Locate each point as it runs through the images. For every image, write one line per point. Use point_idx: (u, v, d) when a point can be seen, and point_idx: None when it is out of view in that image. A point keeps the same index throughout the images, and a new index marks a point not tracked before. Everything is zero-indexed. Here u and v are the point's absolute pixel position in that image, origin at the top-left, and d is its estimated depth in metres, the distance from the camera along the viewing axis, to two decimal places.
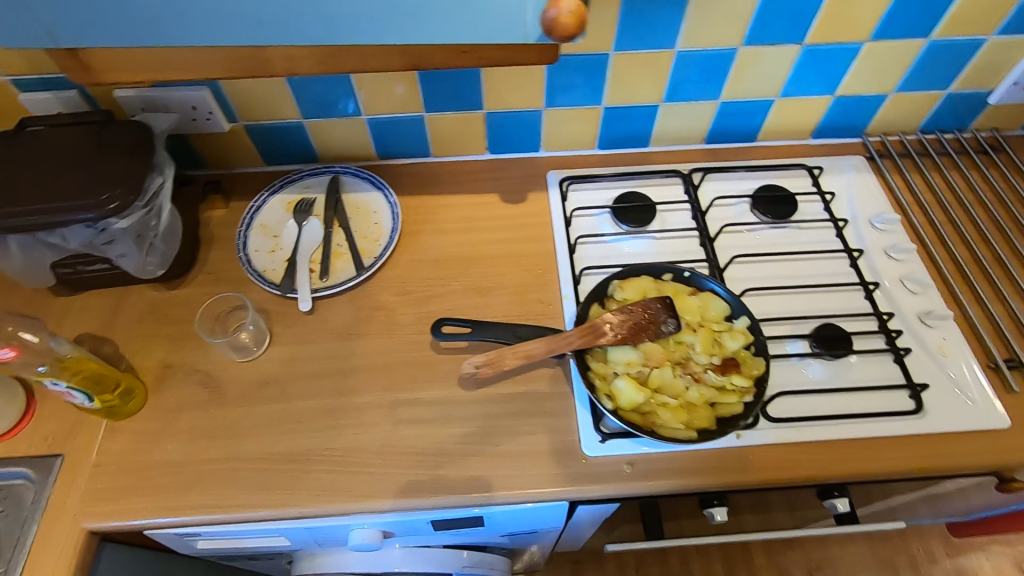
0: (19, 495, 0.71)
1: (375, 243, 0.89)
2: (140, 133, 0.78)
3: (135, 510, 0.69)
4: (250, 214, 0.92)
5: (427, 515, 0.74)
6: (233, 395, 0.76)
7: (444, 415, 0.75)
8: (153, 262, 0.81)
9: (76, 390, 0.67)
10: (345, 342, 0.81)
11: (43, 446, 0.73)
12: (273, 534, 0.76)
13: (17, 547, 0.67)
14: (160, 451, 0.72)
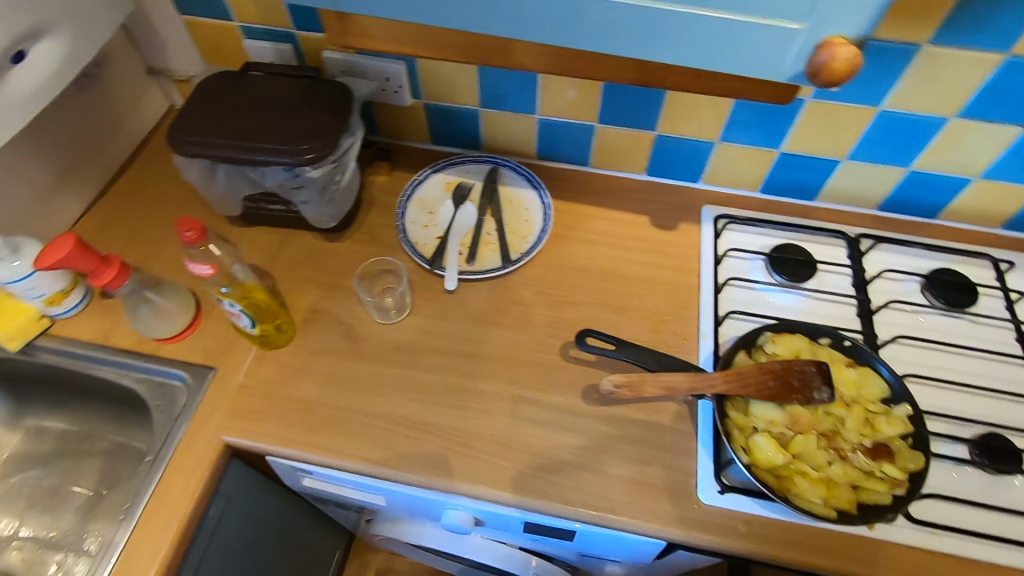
0: (175, 395, 0.78)
1: (524, 239, 0.91)
2: (342, 95, 0.84)
3: (267, 436, 0.74)
4: (412, 187, 0.96)
5: (525, 516, 0.74)
6: (369, 352, 0.80)
7: (563, 423, 0.75)
8: (328, 214, 0.86)
9: (245, 314, 0.73)
10: (478, 328, 0.83)
11: (200, 356, 0.79)
12: (374, 491, 0.80)
13: (167, 441, 0.73)
14: (297, 387, 0.77)
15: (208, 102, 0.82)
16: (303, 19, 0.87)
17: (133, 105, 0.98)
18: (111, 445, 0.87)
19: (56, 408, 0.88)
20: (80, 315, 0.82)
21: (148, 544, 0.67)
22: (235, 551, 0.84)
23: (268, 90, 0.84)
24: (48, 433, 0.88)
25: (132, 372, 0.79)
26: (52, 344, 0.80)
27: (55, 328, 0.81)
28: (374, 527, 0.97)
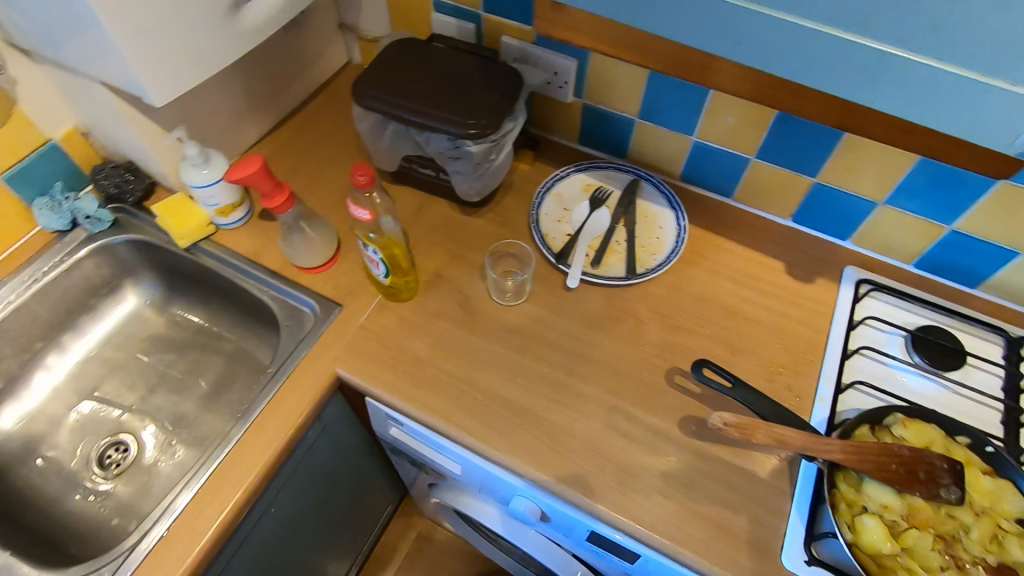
0: (303, 321, 0.84)
1: (652, 256, 0.91)
2: (514, 80, 0.86)
3: (375, 380, 0.78)
4: (553, 181, 0.98)
5: (594, 525, 0.73)
6: (481, 327, 0.83)
7: (654, 446, 0.74)
8: (475, 190, 0.89)
9: (383, 263, 0.77)
10: (589, 331, 0.83)
11: (331, 292, 0.85)
12: (454, 460, 0.82)
13: (289, 360, 0.80)
14: (411, 342, 0.81)
15: (393, 65, 0.88)
16: (524, 13, 0.90)
17: (321, 52, 1.07)
18: (234, 350, 0.95)
19: (197, 305, 0.97)
20: (239, 229, 0.91)
21: (255, 448, 0.73)
22: (316, 477, 0.90)
23: (448, 63, 0.88)
24: (185, 324, 0.97)
25: (272, 291, 0.87)
26: (213, 249, 0.89)
27: (217, 235, 0.90)
28: (436, 492, 1.01)
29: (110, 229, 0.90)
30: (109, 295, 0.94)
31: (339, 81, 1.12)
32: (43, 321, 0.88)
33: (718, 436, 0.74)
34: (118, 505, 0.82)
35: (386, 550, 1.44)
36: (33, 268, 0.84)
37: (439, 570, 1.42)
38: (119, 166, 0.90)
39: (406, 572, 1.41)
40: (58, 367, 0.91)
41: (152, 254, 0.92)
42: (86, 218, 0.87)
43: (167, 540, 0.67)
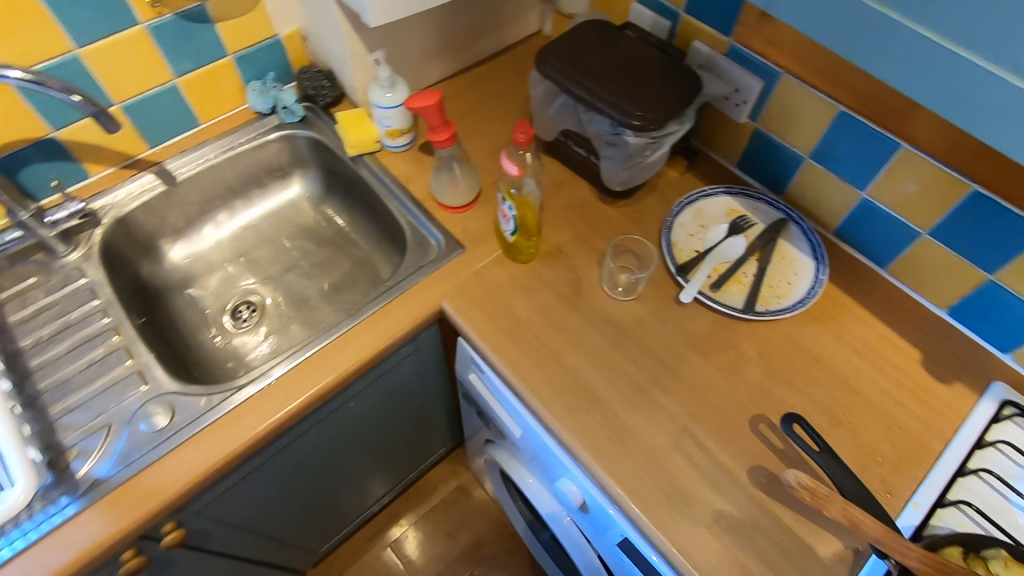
0: (427, 250, 0.91)
1: (776, 299, 0.86)
2: (693, 84, 0.85)
3: (473, 323, 0.83)
4: (698, 195, 0.96)
5: (629, 533, 0.74)
6: (583, 310, 0.85)
7: (715, 482, 0.72)
8: (619, 180, 0.89)
9: (513, 220, 0.81)
10: (686, 349, 0.82)
11: (459, 233, 0.91)
12: (518, 423, 0.86)
13: (405, 280, 0.86)
14: (514, 301, 0.85)
15: (580, 42, 0.90)
16: (725, 22, 0.87)
17: (518, 16, 1.11)
18: (362, 259, 1.04)
19: (344, 210, 1.07)
20: (399, 154, 0.99)
21: (356, 345, 0.81)
22: (393, 393, 0.97)
23: (633, 52, 0.89)
24: (330, 223, 1.08)
25: (409, 215, 0.94)
26: (373, 165, 0.98)
27: (380, 154, 0.99)
28: (491, 449, 1.05)
29: (298, 123, 1.02)
30: (279, 179, 1.07)
31: (525, 46, 1.16)
32: (226, 183, 1.02)
33: (785, 497, 0.71)
34: (234, 352, 0.95)
35: (427, 487, 1.53)
36: (233, 138, 0.99)
37: (466, 523, 1.48)
38: (322, 72, 1.01)
39: (438, 512, 1.49)
40: (225, 224, 1.05)
41: (323, 154, 1.03)
42: (282, 108, 1.00)
43: (268, 393, 0.76)
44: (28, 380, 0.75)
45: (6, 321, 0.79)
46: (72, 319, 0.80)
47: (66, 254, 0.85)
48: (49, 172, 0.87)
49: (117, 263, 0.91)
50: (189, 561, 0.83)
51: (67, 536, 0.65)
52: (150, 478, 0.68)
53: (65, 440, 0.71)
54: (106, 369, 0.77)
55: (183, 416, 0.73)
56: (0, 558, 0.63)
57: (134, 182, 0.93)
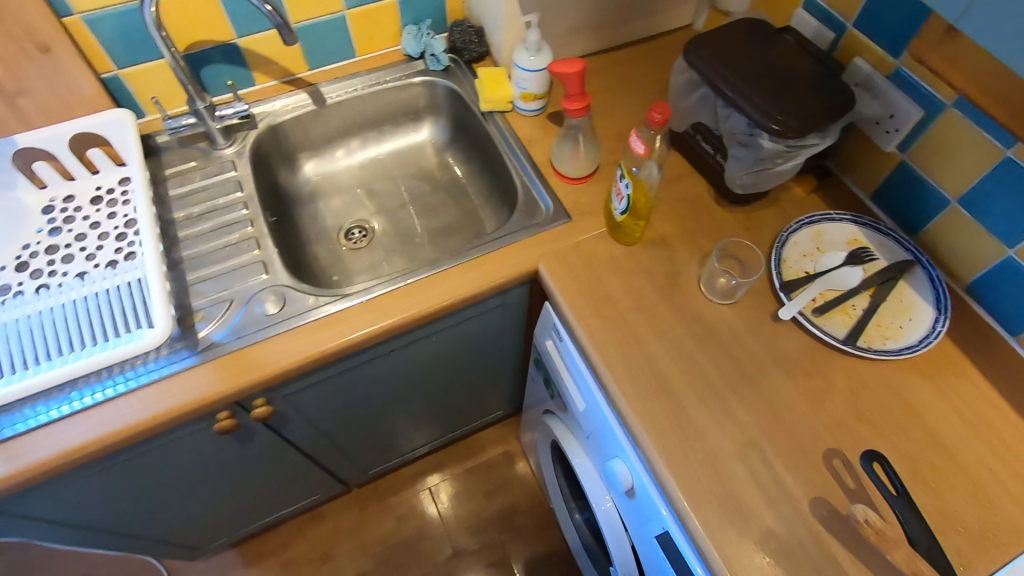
0: (534, 213, 0.93)
1: (883, 338, 0.81)
2: (845, 99, 0.81)
3: (564, 290, 0.85)
4: (821, 217, 0.91)
5: (671, 526, 0.74)
6: (674, 303, 0.84)
7: (772, 500, 0.70)
8: (742, 183, 0.88)
9: (627, 200, 0.81)
10: (772, 365, 0.80)
11: (569, 203, 0.93)
12: (584, 396, 0.88)
13: (508, 236, 0.90)
14: (608, 279, 0.86)
15: (732, 36, 0.88)
16: (896, 41, 0.82)
17: (673, 6, 1.11)
18: (471, 211, 1.09)
19: (464, 162, 1.13)
20: (528, 118, 1.02)
21: (452, 283, 0.85)
22: (471, 341, 1.02)
23: (786, 55, 0.85)
24: (449, 172, 1.14)
25: (525, 177, 0.97)
26: (501, 124, 1.02)
27: (510, 114, 1.02)
28: (549, 419, 1.08)
29: (441, 72, 1.08)
30: (412, 121, 1.14)
31: (672, 37, 1.15)
32: (367, 115, 1.10)
33: (843, 536, 0.68)
34: (341, 268, 1.02)
35: (475, 445, 1.58)
36: (381, 75, 1.07)
37: (504, 489, 1.53)
38: (473, 28, 1.06)
39: (480, 471, 1.55)
40: (356, 152, 1.13)
41: (458, 105, 1.08)
42: (430, 56, 1.05)
43: (366, 307, 0.82)
44: (175, 247, 0.86)
45: (167, 193, 0.91)
46: (219, 203, 0.91)
47: (223, 147, 0.96)
48: (225, 74, 0.98)
49: (262, 165, 1.02)
50: (266, 440, 0.93)
51: (182, 383, 0.74)
52: (255, 353, 0.77)
53: (194, 303, 0.81)
54: (237, 253, 0.86)
55: (292, 308, 0.81)
56: (124, 387, 0.73)
57: (290, 97, 1.02)
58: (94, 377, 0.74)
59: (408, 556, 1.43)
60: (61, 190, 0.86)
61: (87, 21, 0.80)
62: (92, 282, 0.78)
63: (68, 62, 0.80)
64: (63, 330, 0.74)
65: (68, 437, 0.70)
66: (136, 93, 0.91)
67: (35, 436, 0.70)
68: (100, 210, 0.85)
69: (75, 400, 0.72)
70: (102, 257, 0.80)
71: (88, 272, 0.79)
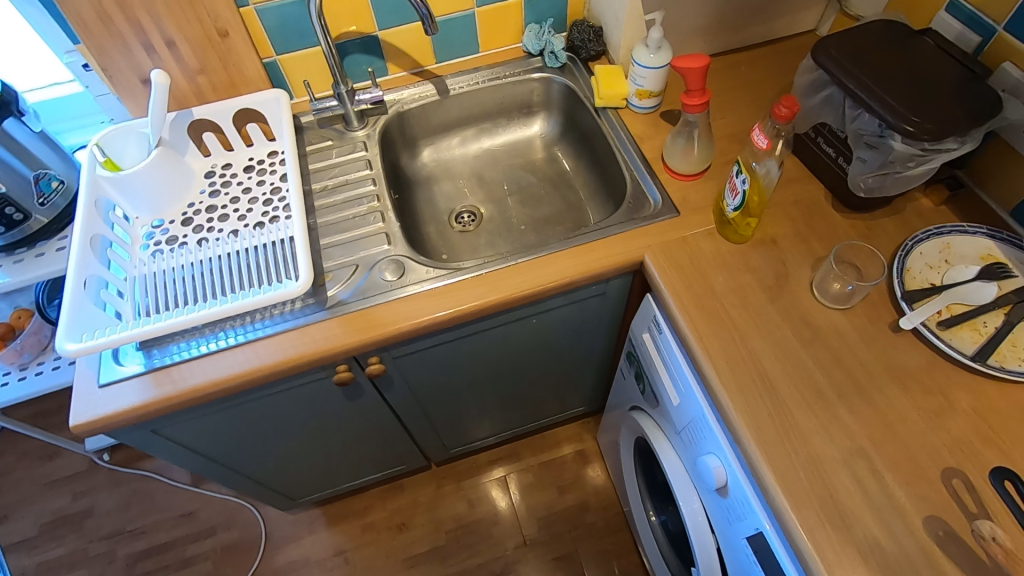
0: (642, 206, 0.94)
1: (1019, 360, 0.74)
2: (991, 106, 0.76)
3: (668, 281, 0.85)
4: (952, 228, 0.85)
5: (765, 527, 0.73)
6: (782, 304, 0.83)
7: (880, 513, 0.67)
8: (864, 186, 0.85)
9: (742, 195, 0.81)
10: (886, 376, 0.76)
11: (678, 199, 0.94)
12: (680, 390, 0.88)
13: (616, 226, 0.92)
14: (714, 275, 0.86)
15: (865, 38, 0.86)
16: None
17: (795, 11, 1.09)
18: (575, 203, 1.12)
19: (572, 156, 1.16)
20: (640, 115, 1.04)
21: (558, 266, 0.88)
22: (566, 326, 1.04)
23: (923, 57, 0.82)
24: (556, 165, 1.18)
25: (635, 171, 0.99)
26: (614, 120, 1.05)
27: (622, 112, 1.05)
28: (637, 415, 1.08)
29: (557, 69, 1.12)
30: (525, 116, 1.19)
31: (792, 42, 1.13)
32: (484, 107, 1.16)
33: (960, 559, 0.64)
34: (450, 248, 1.08)
35: (551, 440, 1.60)
36: (501, 70, 1.13)
37: (577, 486, 1.53)
38: (592, 28, 1.09)
39: (555, 465, 1.56)
40: (470, 142, 1.20)
41: (571, 102, 1.12)
42: (549, 53, 1.10)
43: (477, 282, 0.87)
44: (311, 214, 0.95)
45: (307, 167, 1.01)
46: (350, 178, 0.99)
47: (356, 129, 1.05)
48: (363, 64, 1.07)
49: (387, 149, 1.10)
50: (370, 400, 1.00)
51: (311, 333, 0.82)
52: (376, 314, 0.84)
53: (325, 265, 0.89)
54: (363, 223, 0.94)
55: (410, 277, 0.87)
56: (263, 333, 0.82)
57: (416, 87, 1.11)
58: (238, 321, 0.83)
59: (479, 538, 1.47)
60: (221, 158, 0.98)
61: (258, 11, 0.91)
62: (243, 239, 0.88)
63: (239, 46, 0.92)
64: (218, 277, 0.84)
65: (215, 370, 0.79)
66: (288, 77, 1.02)
67: (189, 366, 0.80)
68: (252, 178, 0.96)
69: (223, 339, 0.82)
70: (252, 218, 0.91)
71: (239, 230, 0.89)
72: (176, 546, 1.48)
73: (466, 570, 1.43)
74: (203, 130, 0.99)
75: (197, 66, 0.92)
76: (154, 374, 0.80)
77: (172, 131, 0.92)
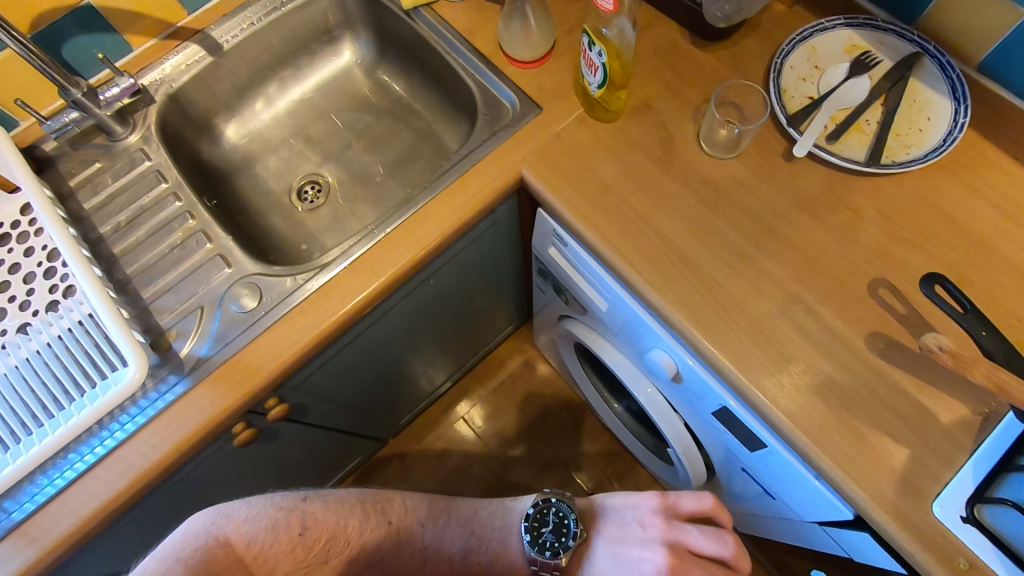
0: (500, 114, 0.82)
1: (906, 149, 0.73)
2: None
3: (556, 191, 0.75)
4: (813, 29, 0.80)
5: (727, 401, 0.72)
6: (677, 172, 0.75)
7: (829, 351, 0.67)
8: (722, 14, 0.76)
9: (602, 70, 0.70)
10: (795, 210, 0.73)
11: (534, 92, 0.81)
12: (604, 295, 0.82)
13: (479, 148, 0.79)
14: (600, 165, 0.77)
15: None
16: None
17: None
18: (425, 129, 0.97)
19: (401, 75, 0.98)
20: (458, 4, 0.87)
21: (434, 218, 0.76)
22: (466, 270, 0.94)
23: None
24: (386, 91, 0.99)
25: (477, 74, 0.84)
26: (431, 18, 0.87)
27: (437, 5, 0.87)
28: (569, 324, 1.03)
29: None
30: (328, 44, 0.98)
31: None
32: (274, 52, 0.94)
33: (904, 364, 0.66)
34: (306, 234, 0.92)
35: (493, 364, 1.56)
36: None
37: (534, 397, 1.53)
38: None
39: (508, 387, 1.54)
40: (277, 99, 0.98)
41: (375, 11, 0.92)
42: None
43: (351, 272, 0.73)
44: (116, 266, 0.75)
45: (81, 209, 0.78)
46: (145, 203, 0.78)
47: (125, 136, 0.81)
48: (92, 47, 0.81)
49: (175, 144, 0.87)
50: (290, 432, 0.88)
51: (181, 412, 0.67)
52: (250, 355, 0.69)
53: (162, 322, 0.72)
54: (186, 253, 0.75)
55: (271, 296, 0.72)
56: (120, 438, 0.66)
57: (179, 53, 0.86)
58: (84, 434, 0.66)
59: (461, 484, 1.45)
60: None
61: None
62: (38, 334, 0.68)
63: None
64: (30, 394, 0.66)
65: (82, 502, 0.64)
66: None
67: (45, 513, 0.63)
68: (14, 251, 0.73)
69: (73, 463, 0.65)
70: (39, 302, 0.70)
71: (30, 324, 0.69)
72: None
73: None
74: None
75: None
76: (6, 539, 0.63)
77: None
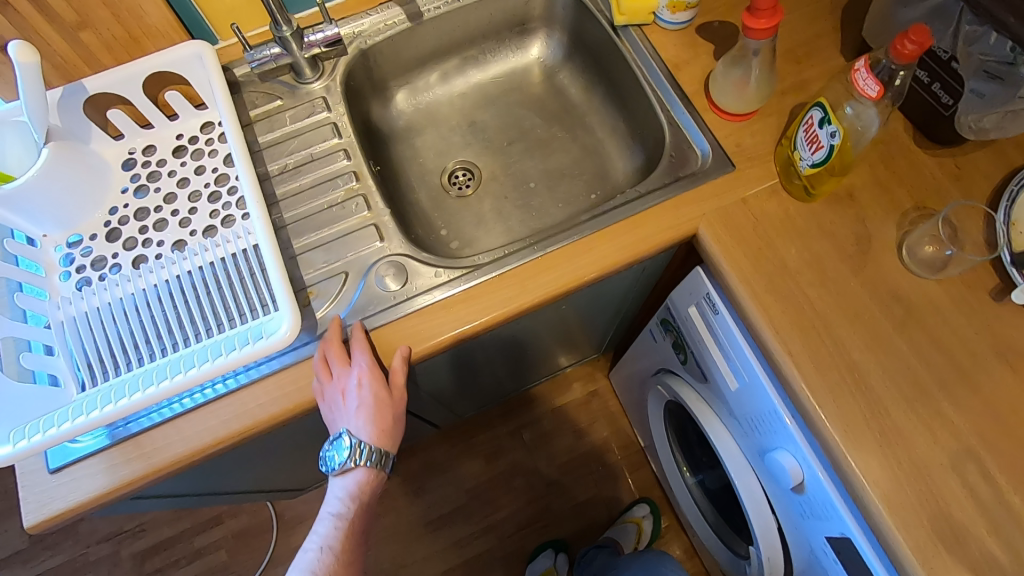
0: (688, 161, 0.77)
1: None
2: None
3: (731, 258, 0.70)
4: None
5: (853, 533, 0.65)
6: (868, 276, 0.69)
7: (994, 522, 0.59)
8: (975, 126, 0.69)
9: (827, 151, 0.64)
10: (991, 355, 0.65)
11: (731, 147, 0.76)
12: (739, 375, 0.75)
13: (657, 191, 0.74)
14: (785, 245, 0.71)
15: None
16: None
17: None
18: (592, 146, 0.93)
19: (582, 84, 0.95)
20: (671, 33, 0.82)
21: (595, 251, 0.72)
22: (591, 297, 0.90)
23: None
24: (562, 97, 0.96)
25: (672, 111, 0.80)
26: (639, 40, 0.82)
27: (649, 29, 0.82)
28: (671, 379, 0.97)
29: None
30: (519, 35, 0.95)
31: None
32: (466, 31, 0.92)
33: None
34: (449, 220, 0.90)
35: (560, 384, 1.52)
36: None
37: (593, 429, 1.48)
38: None
39: (570, 412, 1.49)
40: (452, 76, 0.96)
41: (579, 15, 0.88)
42: None
43: (499, 282, 0.70)
44: (275, 208, 0.75)
45: (256, 140, 0.78)
46: (315, 153, 0.78)
47: (311, 81, 0.81)
48: None
49: (352, 99, 0.87)
50: None
51: (302, 372, 0.66)
52: (381, 337, 0.67)
53: (305, 276, 0.71)
54: (343, 214, 0.74)
55: (415, 283, 0.70)
56: (240, 382, 0.66)
57: (379, 12, 0.84)
58: None
59: (499, 492, 1.43)
60: (140, 140, 0.75)
61: None
62: (193, 254, 0.69)
63: None
64: (172, 312, 0.67)
65: (196, 433, 0.64)
66: (203, 12, 0.76)
67: (160, 432, 0.65)
68: (186, 165, 0.75)
69: (195, 392, 0.66)
70: (198, 223, 0.71)
71: (186, 241, 0.70)
72: (185, 539, 1.40)
73: (491, 527, 1.41)
74: (107, 105, 0.74)
75: (76, 19, 0.66)
76: (119, 446, 0.64)
77: (62, 115, 0.68)
